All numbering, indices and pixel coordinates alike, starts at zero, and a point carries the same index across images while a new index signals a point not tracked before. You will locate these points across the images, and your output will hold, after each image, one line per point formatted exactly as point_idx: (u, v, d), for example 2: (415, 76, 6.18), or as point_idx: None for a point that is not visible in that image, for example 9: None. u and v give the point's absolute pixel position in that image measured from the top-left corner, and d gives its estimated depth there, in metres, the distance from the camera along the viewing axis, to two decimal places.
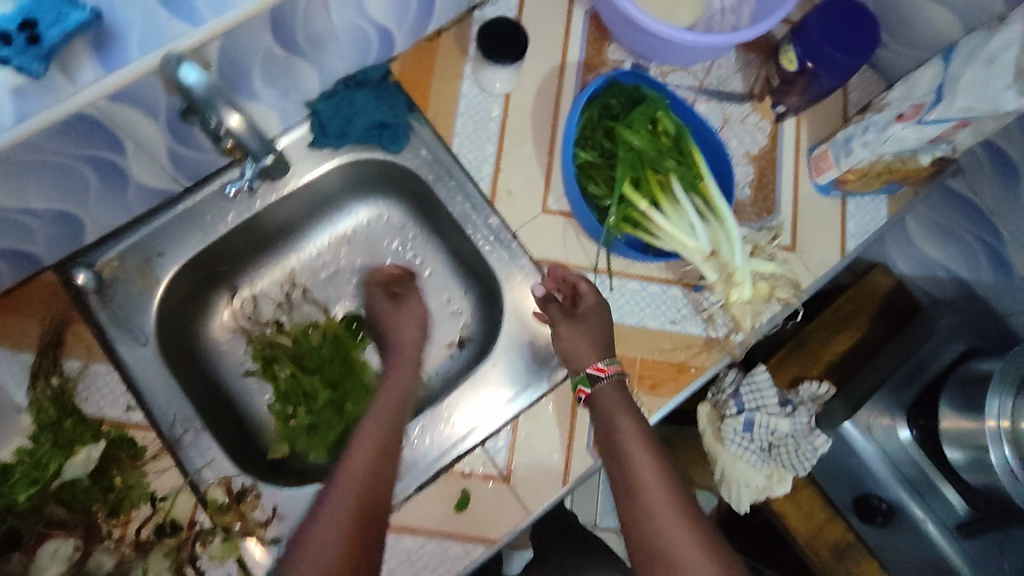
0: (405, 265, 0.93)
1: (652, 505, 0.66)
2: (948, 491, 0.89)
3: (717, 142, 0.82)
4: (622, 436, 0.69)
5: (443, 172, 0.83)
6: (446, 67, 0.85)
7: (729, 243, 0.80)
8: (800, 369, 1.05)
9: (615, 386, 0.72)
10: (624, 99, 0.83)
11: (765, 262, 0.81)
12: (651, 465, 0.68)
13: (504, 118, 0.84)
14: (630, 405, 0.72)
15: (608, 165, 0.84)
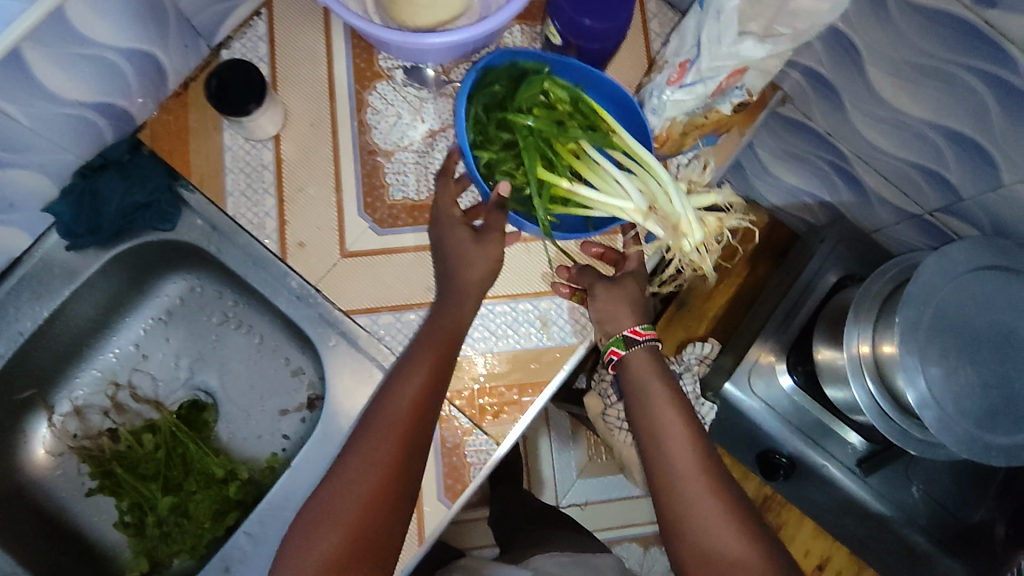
0: (233, 335, 0.87)
1: (684, 482, 0.61)
2: (846, 432, 0.85)
3: (617, 86, 0.66)
4: (655, 405, 0.65)
5: (226, 238, 0.76)
6: (204, 121, 0.76)
7: (665, 191, 0.67)
8: (686, 330, 1.01)
9: (647, 354, 0.68)
10: (506, 81, 0.67)
11: (706, 196, 0.68)
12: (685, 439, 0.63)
13: (279, 163, 0.76)
14: (667, 377, 0.68)
15: (513, 155, 0.69)
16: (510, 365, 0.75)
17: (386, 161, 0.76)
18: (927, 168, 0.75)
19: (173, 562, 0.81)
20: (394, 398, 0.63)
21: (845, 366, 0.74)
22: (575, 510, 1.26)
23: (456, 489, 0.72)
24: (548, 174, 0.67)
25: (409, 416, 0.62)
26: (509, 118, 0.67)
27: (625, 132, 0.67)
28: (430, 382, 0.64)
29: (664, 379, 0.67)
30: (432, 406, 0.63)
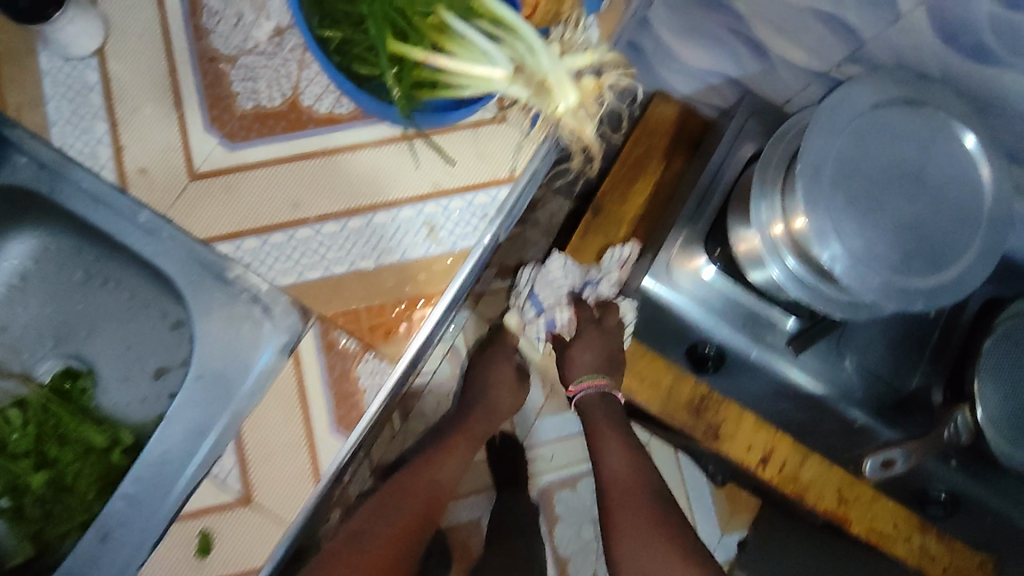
0: (101, 293, 0.78)
1: (616, 491, 0.91)
2: (773, 312, 0.81)
3: None
4: (597, 440, 0.94)
5: (58, 176, 0.66)
6: (13, 43, 0.66)
7: (532, 52, 0.58)
8: (607, 237, 0.95)
9: (592, 397, 0.95)
10: None
11: (579, 54, 0.59)
12: (619, 451, 0.93)
13: (106, 82, 0.67)
14: (608, 409, 0.95)
15: (360, 34, 0.60)
16: (397, 278, 0.67)
17: (230, 68, 0.68)
18: (825, 14, 0.67)
19: (66, 542, 0.72)
20: (384, 525, 0.85)
21: (761, 246, 0.69)
22: (540, 453, 1.19)
23: (350, 418, 0.65)
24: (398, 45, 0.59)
25: (395, 537, 0.84)
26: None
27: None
28: (414, 528, 0.87)
29: (605, 407, 0.96)
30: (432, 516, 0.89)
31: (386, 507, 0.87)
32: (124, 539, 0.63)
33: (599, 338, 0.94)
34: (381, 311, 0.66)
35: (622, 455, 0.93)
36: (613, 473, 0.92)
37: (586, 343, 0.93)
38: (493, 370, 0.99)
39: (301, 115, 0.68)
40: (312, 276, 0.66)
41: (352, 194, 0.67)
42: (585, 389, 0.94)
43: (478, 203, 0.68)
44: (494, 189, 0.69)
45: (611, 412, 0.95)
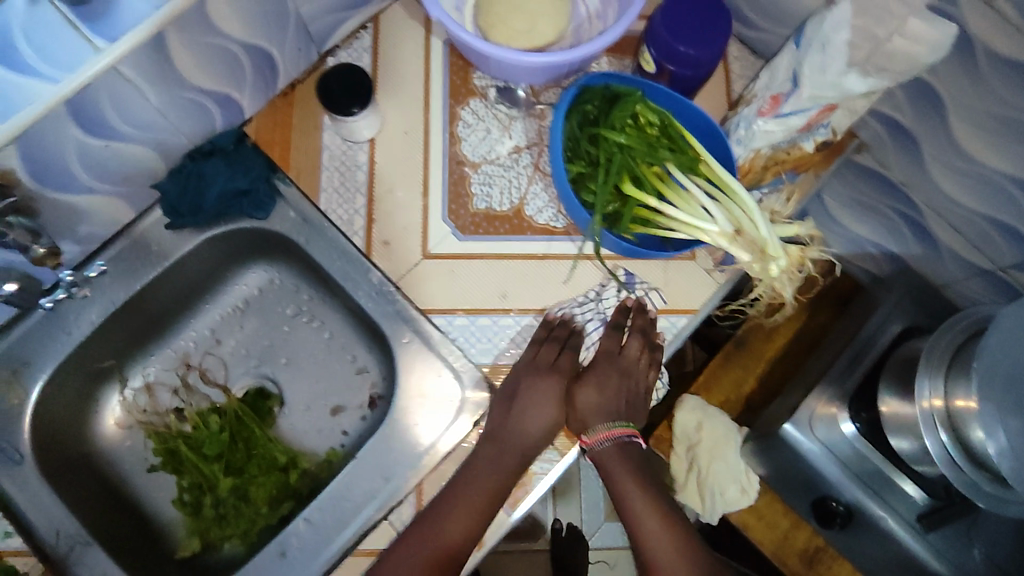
0: (304, 329, 0.89)
1: (663, 565, 0.68)
2: (900, 480, 0.85)
3: (707, 116, 0.70)
4: (629, 503, 0.70)
5: (316, 231, 0.78)
6: (306, 120, 0.80)
7: (749, 216, 0.67)
8: (742, 371, 0.98)
9: (609, 450, 0.72)
10: (599, 102, 0.72)
11: (788, 227, 0.69)
12: (658, 521, 0.70)
13: (372, 165, 0.79)
14: (634, 467, 0.72)
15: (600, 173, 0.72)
16: (559, 347, 0.74)
17: (471, 171, 0.80)
18: (1003, 223, 0.75)
19: (223, 546, 0.81)
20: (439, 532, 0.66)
21: (916, 418, 0.73)
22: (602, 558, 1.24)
23: (515, 495, 0.72)
24: (632, 189, 0.70)
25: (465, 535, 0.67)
26: (600, 133, 0.70)
27: (714, 158, 0.69)
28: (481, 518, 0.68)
29: (631, 466, 0.72)
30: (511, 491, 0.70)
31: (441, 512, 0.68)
32: (300, 560, 0.71)
33: (615, 380, 0.74)
34: (551, 368, 0.73)
35: (656, 512, 0.70)
36: (656, 540, 0.69)
37: (596, 380, 0.73)
38: (511, 425, 0.71)
39: (522, 222, 0.79)
40: (505, 361, 0.75)
41: (552, 297, 0.77)
42: (600, 440, 0.71)
43: (606, 305, 0.77)
44: (675, 316, 0.77)
45: (636, 470, 0.72)
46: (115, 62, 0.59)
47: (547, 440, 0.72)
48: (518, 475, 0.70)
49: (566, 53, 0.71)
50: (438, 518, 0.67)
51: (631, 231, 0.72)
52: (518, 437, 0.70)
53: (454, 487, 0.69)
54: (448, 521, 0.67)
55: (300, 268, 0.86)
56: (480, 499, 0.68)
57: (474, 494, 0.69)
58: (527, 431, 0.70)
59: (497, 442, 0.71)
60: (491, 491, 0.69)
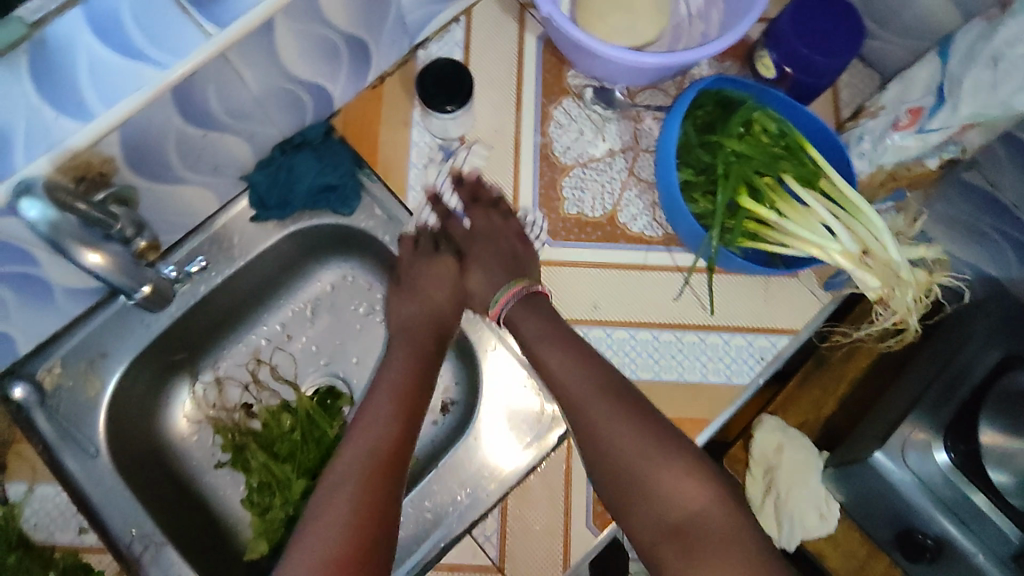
0: (376, 329, 0.86)
1: (625, 460, 0.57)
2: (982, 502, 0.79)
3: (830, 127, 0.66)
4: (536, 350, 0.64)
5: (402, 231, 0.76)
6: (394, 116, 0.78)
7: (877, 237, 0.63)
8: (823, 391, 0.94)
9: (517, 307, 0.67)
10: (711, 108, 0.68)
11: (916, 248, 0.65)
12: (586, 376, 0.62)
13: (461, 165, 0.77)
14: (544, 314, 0.66)
15: (710, 182, 0.68)
16: (433, 241, 0.74)
17: (563, 175, 0.77)
18: None
19: None
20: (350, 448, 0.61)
21: None
22: None
23: (606, 516, 0.67)
24: (748, 202, 0.65)
25: (397, 441, 0.61)
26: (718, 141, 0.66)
27: (836, 171, 0.65)
28: (397, 420, 0.63)
29: (542, 316, 0.66)
30: (427, 373, 0.68)
31: (358, 417, 0.63)
32: None
33: (496, 249, 0.71)
34: (436, 255, 0.73)
35: (573, 358, 0.63)
36: (566, 378, 0.62)
37: (481, 262, 0.71)
38: (410, 305, 0.72)
39: (616, 229, 0.75)
40: None
41: (647, 311, 0.73)
42: (505, 301, 0.68)
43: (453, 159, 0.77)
44: (774, 336, 0.73)
45: (546, 313, 0.67)
46: (222, 50, 0.56)
47: (449, 315, 0.71)
48: (437, 345, 0.70)
49: (678, 58, 0.68)
50: (364, 417, 0.64)
51: (739, 246, 0.68)
52: (422, 318, 0.71)
53: (379, 382, 0.67)
54: (371, 425, 0.62)
55: (377, 265, 0.83)
56: (408, 381, 0.66)
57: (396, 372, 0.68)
58: (425, 304, 0.71)
59: (408, 332, 0.70)
60: (425, 357, 0.69)
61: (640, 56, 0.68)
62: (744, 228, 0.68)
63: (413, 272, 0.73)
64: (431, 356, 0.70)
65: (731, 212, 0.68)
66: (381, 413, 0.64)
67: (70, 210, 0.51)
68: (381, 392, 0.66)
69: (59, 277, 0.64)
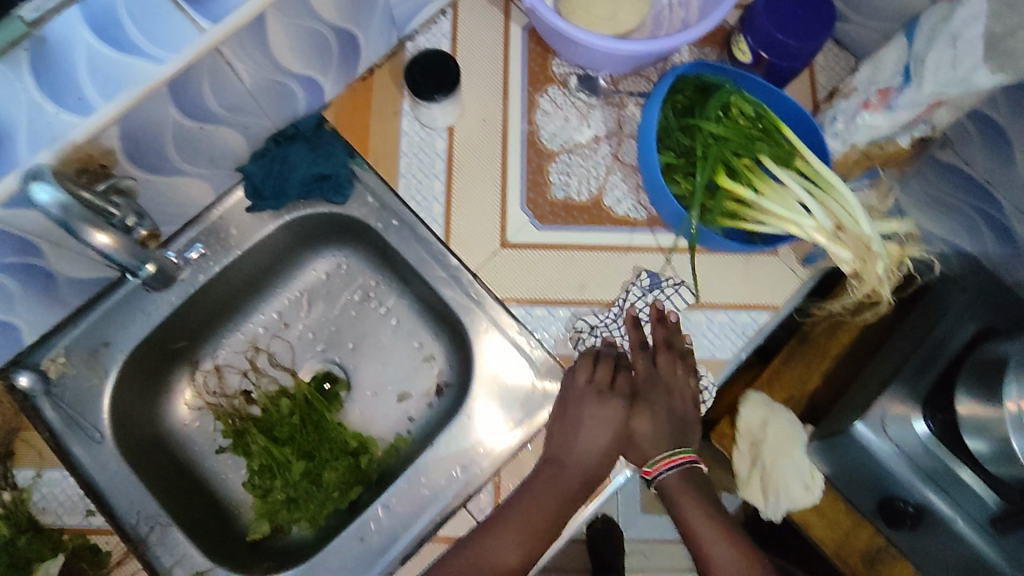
0: (370, 316, 0.88)
1: None
2: (965, 474, 0.83)
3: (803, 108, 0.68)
4: (695, 535, 0.68)
5: (393, 218, 0.78)
6: (384, 106, 0.80)
7: (851, 214, 0.67)
8: (806, 368, 0.97)
9: (673, 480, 0.69)
10: (690, 93, 0.71)
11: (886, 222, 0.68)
12: (724, 540, 0.67)
13: (450, 152, 0.79)
14: (702, 498, 0.69)
15: (690, 164, 0.71)
16: (613, 368, 0.71)
17: (549, 161, 0.79)
18: None
19: (292, 530, 0.80)
20: (479, 560, 0.63)
21: (1006, 421, 0.74)
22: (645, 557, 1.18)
23: (592, 487, 0.72)
24: (727, 181, 0.68)
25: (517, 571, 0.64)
26: (697, 124, 0.69)
27: (809, 151, 0.68)
28: (532, 548, 0.65)
29: (700, 500, 0.69)
30: (573, 492, 0.67)
31: (491, 522, 0.66)
32: (377, 547, 0.71)
33: (663, 402, 0.72)
34: (609, 390, 0.70)
35: (723, 535, 0.67)
36: (705, 536, 0.67)
37: (651, 409, 0.71)
38: (573, 447, 0.68)
39: (601, 212, 0.78)
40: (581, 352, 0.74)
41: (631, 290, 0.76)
42: (662, 469, 0.69)
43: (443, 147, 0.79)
44: (755, 312, 0.76)
45: (706, 516, 0.68)
46: (216, 43, 0.58)
47: (606, 466, 0.69)
48: (594, 469, 0.68)
49: (658, 45, 0.70)
50: (507, 523, 0.65)
51: (720, 225, 0.71)
52: (579, 457, 0.68)
53: (516, 500, 0.67)
54: (500, 540, 0.64)
55: (370, 253, 0.86)
56: (561, 499, 0.66)
57: (546, 501, 0.66)
58: (591, 447, 0.68)
59: (557, 465, 0.68)
60: (570, 486, 0.67)
61: (621, 43, 0.70)
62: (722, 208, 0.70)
63: (574, 398, 0.70)
64: (575, 487, 0.67)
65: (711, 192, 0.71)
66: (510, 533, 0.65)
67: (75, 196, 0.53)
68: (518, 511, 0.66)
69: (62, 267, 0.66)
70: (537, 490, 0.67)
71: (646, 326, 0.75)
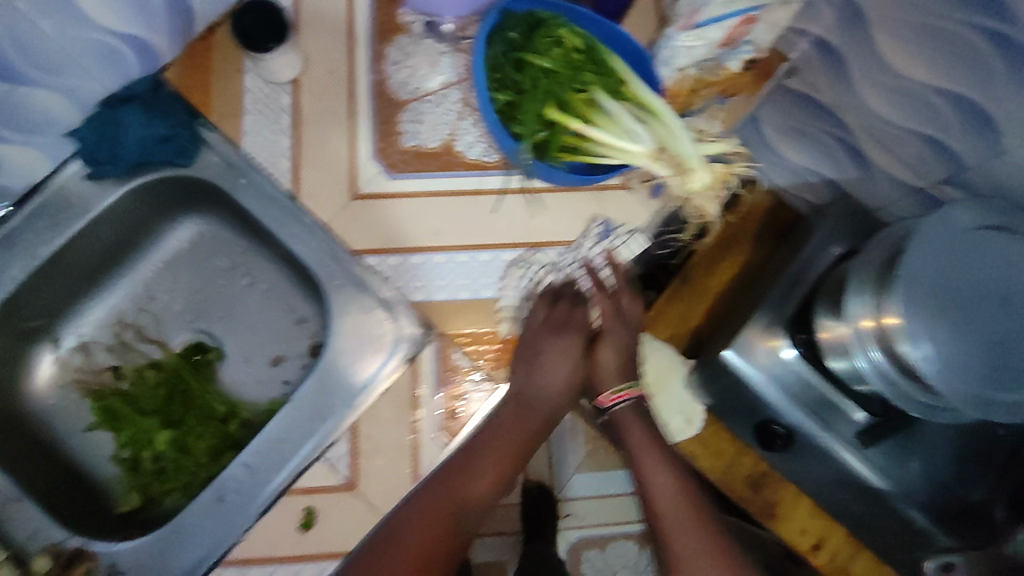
0: (239, 282, 0.87)
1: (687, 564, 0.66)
2: (857, 412, 0.85)
3: (627, 37, 0.69)
4: (642, 463, 0.71)
5: (241, 176, 0.77)
6: (227, 64, 0.78)
7: (671, 134, 0.68)
8: (688, 308, 0.99)
9: (626, 411, 0.74)
10: (522, 30, 0.70)
11: (712, 143, 0.70)
12: (674, 493, 0.70)
13: (296, 107, 0.78)
14: (647, 426, 0.74)
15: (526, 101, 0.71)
16: (570, 305, 0.75)
17: (399, 109, 0.78)
18: (932, 138, 0.75)
19: (166, 500, 0.80)
20: (415, 498, 0.65)
21: (849, 338, 0.73)
22: None
23: (452, 429, 0.72)
24: (557, 114, 0.69)
25: (481, 501, 0.66)
26: (524, 59, 0.69)
27: (636, 78, 0.69)
28: (460, 507, 0.65)
29: (645, 426, 0.74)
30: (528, 443, 0.71)
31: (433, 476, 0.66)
32: (239, 502, 0.71)
33: (621, 334, 0.76)
34: (569, 325, 0.75)
35: (672, 478, 0.70)
36: (656, 488, 0.70)
37: (613, 345, 0.76)
38: (535, 381, 0.72)
39: (453, 157, 0.77)
40: (438, 297, 0.74)
41: (473, 231, 0.75)
42: (616, 401, 0.74)
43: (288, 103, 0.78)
44: (608, 246, 0.77)
45: (651, 436, 0.73)
46: None
47: (567, 394, 0.74)
48: (537, 425, 0.72)
49: None
50: (454, 463, 0.67)
51: (559, 159, 0.72)
52: (542, 393, 0.72)
53: (468, 450, 0.68)
54: (464, 480, 0.66)
55: (227, 218, 0.84)
56: (488, 452, 0.68)
57: (483, 458, 0.67)
58: (546, 383, 0.72)
59: (522, 402, 0.71)
60: (523, 440, 0.70)
61: None
62: (561, 142, 0.71)
63: (533, 330, 0.73)
64: (522, 443, 0.70)
65: (549, 128, 0.71)
66: (480, 463, 0.67)
67: None
68: (471, 456, 0.67)
69: None
70: (493, 441, 0.69)
71: (604, 272, 0.77)
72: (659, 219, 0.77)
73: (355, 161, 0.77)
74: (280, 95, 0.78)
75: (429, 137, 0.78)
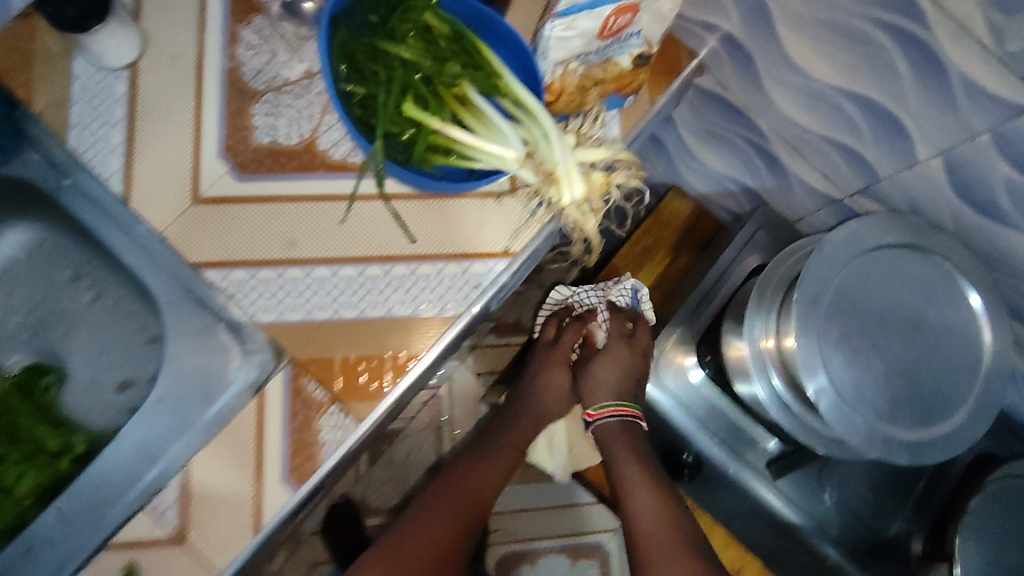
0: (82, 295, 0.77)
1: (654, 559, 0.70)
2: (767, 440, 0.80)
3: (500, 25, 0.61)
4: (625, 473, 0.77)
5: (66, 176, 0.67)
6: (51, 45, 0.68)
7: (546, 139, 0.62)
8: None
9: (611, 426, 0.79)
10: (382, 13, 0.62)
11: (593, 149, 0.65)
12: (652, 503, 0.74)
13: (132, 97, 0.68)
14: (632, 444, 0.79)
15: None
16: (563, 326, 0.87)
17: (253, 101, 0.69)
18: (842, 144, 0.69)
19: None
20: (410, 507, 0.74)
21: (749, 361, 0.67)
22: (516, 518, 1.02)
23: (303, 470, 0.61)
24: (418, 111, 0.60)
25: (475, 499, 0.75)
26: (378, 46, 0.60)
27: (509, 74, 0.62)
28: (443, 502, 0.73)
29: (630, 443, 0.79)
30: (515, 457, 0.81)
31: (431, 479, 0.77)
32: (58, 551, 0.62)
33: (621, 359, 0.81)
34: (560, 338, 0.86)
35: (654, 495, 0.75)
36: (640, 502, 0.75)
37: (609, 363, 0.81)
38: (532, 393, 0.84)
39: (314, 157, 0.68)
40: (290, 318, 0.64)
41: (333, 244, 0.66)
42: (604, 415, 0.79)
43: (123, 93, 0.68)
44: (490, 260, 0.67)
45: (637, 449, 0.78)
46: None
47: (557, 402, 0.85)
48: (519, 435, 0.82)
49: None
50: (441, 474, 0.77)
51: (428, 163, 0.62)
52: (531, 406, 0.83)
53: (462, 459, 0.78)
54: (454, 482, 0.75)
55: (60, 223, 0.73)
56: (476, 469, 0.77)
57: (472, 463, 0.78)
58: (539, 391, 0.84)
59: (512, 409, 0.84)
60: (510, 446, 0.81)
61: None
62: (427, 141, 0.62)
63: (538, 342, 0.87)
64: (508, 456, 0.80)
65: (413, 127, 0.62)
66: (470, 472, 0.77)
67: None
68: (455, 475, 0.76)
69: None
70: (483, 450, 0.79)
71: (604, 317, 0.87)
72: (550, 231, 0.68)
73: (199, 160, 0.67)
74: (113, 83, 0.68)
75: (287, 134, 0.68)
